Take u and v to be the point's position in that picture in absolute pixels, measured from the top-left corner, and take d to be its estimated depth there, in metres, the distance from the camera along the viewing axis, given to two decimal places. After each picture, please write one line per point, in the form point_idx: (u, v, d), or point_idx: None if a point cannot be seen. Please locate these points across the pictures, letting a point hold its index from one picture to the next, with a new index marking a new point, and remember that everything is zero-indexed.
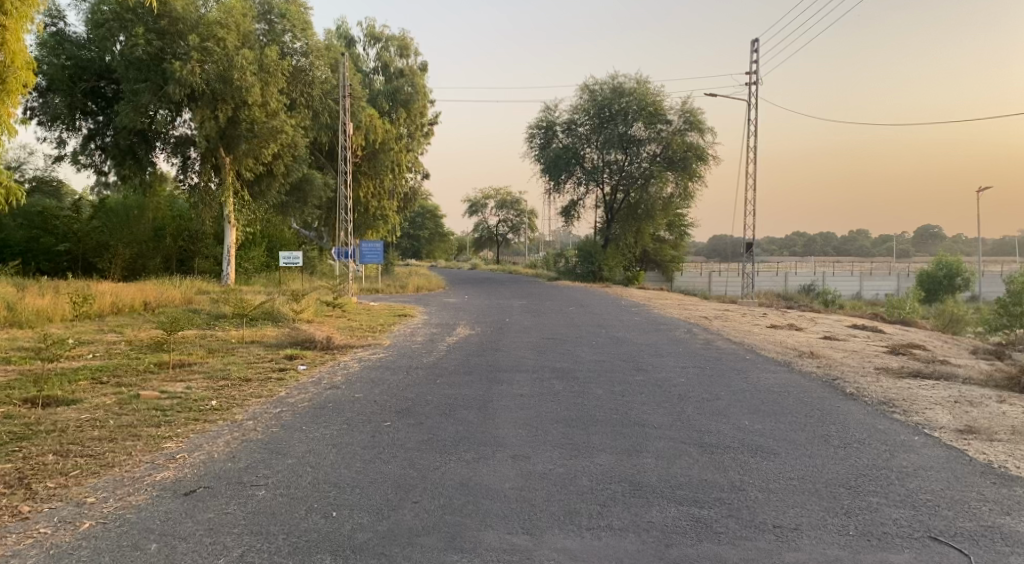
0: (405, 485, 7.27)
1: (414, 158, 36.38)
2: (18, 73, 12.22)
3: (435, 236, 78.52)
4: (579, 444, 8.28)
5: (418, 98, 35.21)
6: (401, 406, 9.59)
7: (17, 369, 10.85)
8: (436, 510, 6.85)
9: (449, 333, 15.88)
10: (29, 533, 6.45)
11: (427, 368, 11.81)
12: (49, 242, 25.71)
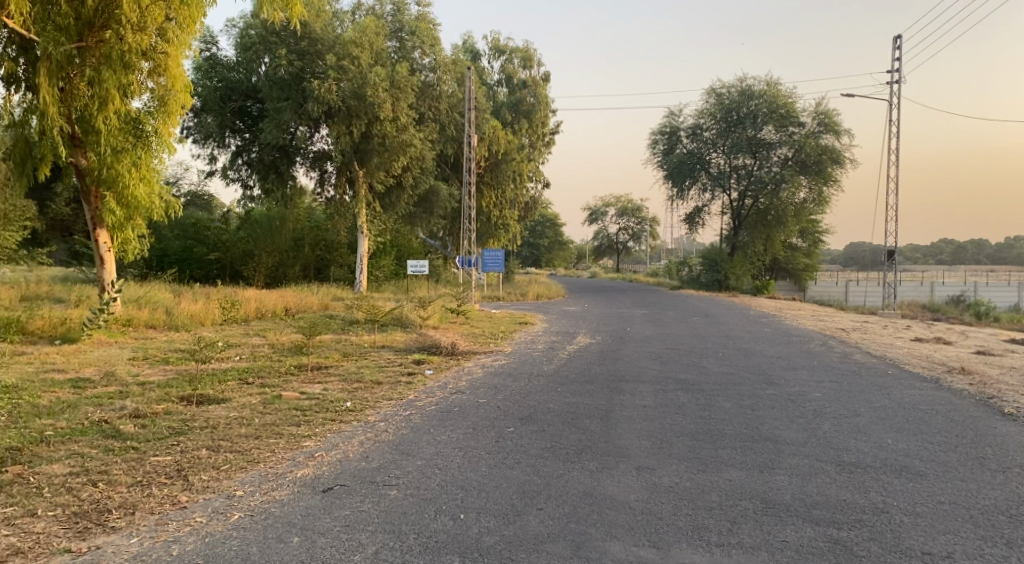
0: (530, 491, 7.48)
1: (535, 167, 36.77)
2: (178, 95, 14.20)
3: (555, 244, 79.15)
4: (707, 458, 8.28)
5: (541, 108, 35.68)
6: (524, 413, 9.84)
7: (174, 369, 11.73)
8: (562, 518, 7.02)
9: (571, 341, 16.07)
10: (188, 522, 7.01)
11: (549, 377, 12.03)
12: (201, 251, 27.68)
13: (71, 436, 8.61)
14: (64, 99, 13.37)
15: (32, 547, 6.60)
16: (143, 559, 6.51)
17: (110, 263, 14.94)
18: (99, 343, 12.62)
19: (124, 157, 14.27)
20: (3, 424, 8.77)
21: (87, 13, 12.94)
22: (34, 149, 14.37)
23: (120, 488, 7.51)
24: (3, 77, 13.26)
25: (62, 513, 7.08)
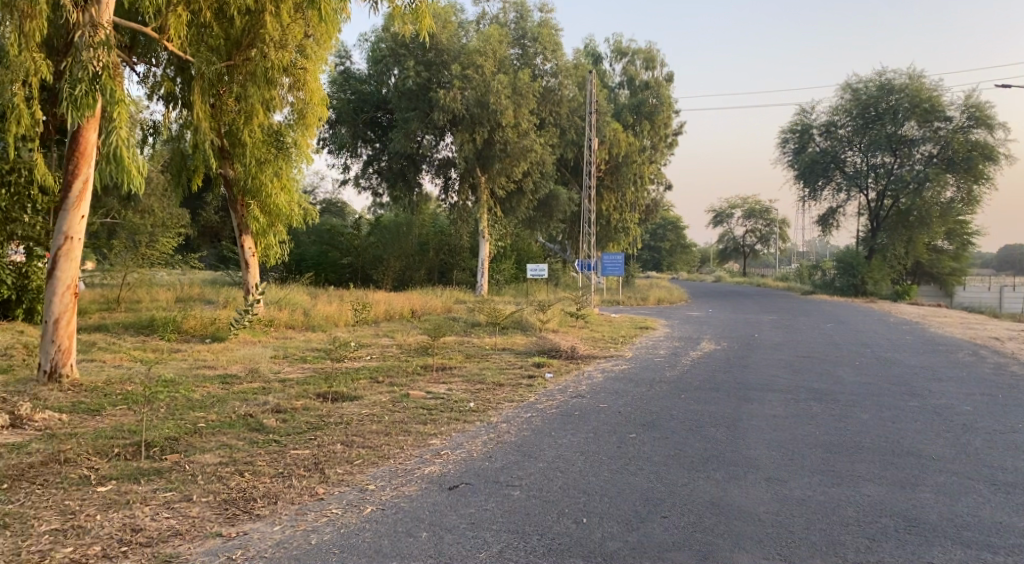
0: (653, 499, 7.59)
1: (657, 169, 36.52)
2: (315, 108, 15.02)
3: (677, 247, 78.28)
4: (842, 471, 8.18)
5: (664, 109, 35.28)
6: (647, 419, 9.94)
7: (311, 367, 12.39)
8: (686, 527, 7.11)
9: (695, 347, 15.99)
10: (325, 513, 7.36)
11: (671, 383, 12.05)
12: (335, 256, 29.10)
13: (221, 428, 9.24)
14: (215, 114, 14.53)
15: (189, 530, 7.00)
16: (286, 545, 6.84)
17: (254, 267, 16.04)
18: (245, 342, 13.46)
19: (267, 168, 15.27)
20: (163, 415, 9.55)
21: (235, 35, 13.70)
22: (188, 161, 15.50)
23: (264, 479, 7.98)
24: (162, 96, 14.50)
25: (213, 500, 7.52)
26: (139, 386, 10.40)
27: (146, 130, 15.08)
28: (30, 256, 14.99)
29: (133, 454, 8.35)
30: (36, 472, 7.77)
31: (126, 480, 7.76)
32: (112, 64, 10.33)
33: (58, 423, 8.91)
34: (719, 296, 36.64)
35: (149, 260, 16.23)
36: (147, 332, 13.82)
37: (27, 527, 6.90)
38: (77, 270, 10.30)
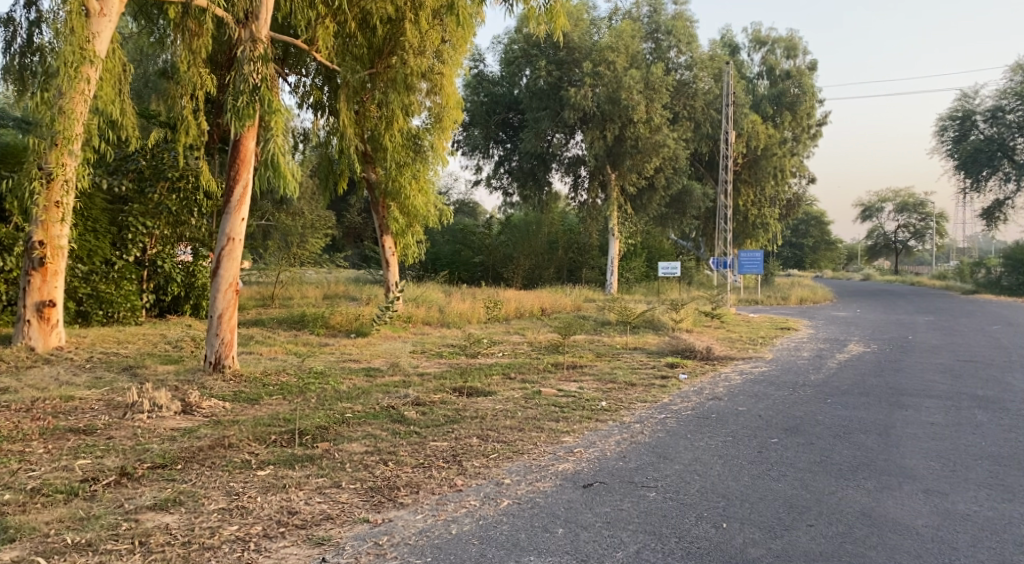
0: (798, 506, 7.53)
1: (799, 162, 35.37)
2: (450, 111, 15.61)
3: (821, 243, 75.66)
4: (1012, 486, 7.90)
5: (807, 99, 33.96)
6: (790, 423, 9.85)
7: (447, 362, 12.83)
8: (835, 537, 7.02)
9: (841, 349, 15.54)
10: (464, 504, 7.47)
11: (814, 387, 11.83)
12: (468, 255, 29.91)
13: (365, 419, 9.65)
14: (359, 120, 15.27)
15: (339, 514, 7.16)
16: (428, 533, 6.94)
17: (394, 266, 16.71)
18: (386, 337, 14.12)
19: (406, 171, 15.90)
20: (314, 405, 10.10)
21: (377, 43, 14.41)
22: (334, 166, 16.34)
23: (406, 468, 8.18)
24: (312, 105, 15.35)
25: (361, 487, 7.72)
26: (293, 377, 11.13)
27: (298, 138, 16.14)
28: (196, 256, 16.04)
29: (287, 441, 8.84)
30: (205, 455, 8.32)
31: (283, 465, 8.16)
32: (269, 76, 11.13)
33: (222, 411, 9.64)
34: (866, 296, 35.21)
35: (299, 260, 17.16)
36: (298, 327, 14.68)
37: (198, 505, 7.24)
38: (237, 269, 11.11)
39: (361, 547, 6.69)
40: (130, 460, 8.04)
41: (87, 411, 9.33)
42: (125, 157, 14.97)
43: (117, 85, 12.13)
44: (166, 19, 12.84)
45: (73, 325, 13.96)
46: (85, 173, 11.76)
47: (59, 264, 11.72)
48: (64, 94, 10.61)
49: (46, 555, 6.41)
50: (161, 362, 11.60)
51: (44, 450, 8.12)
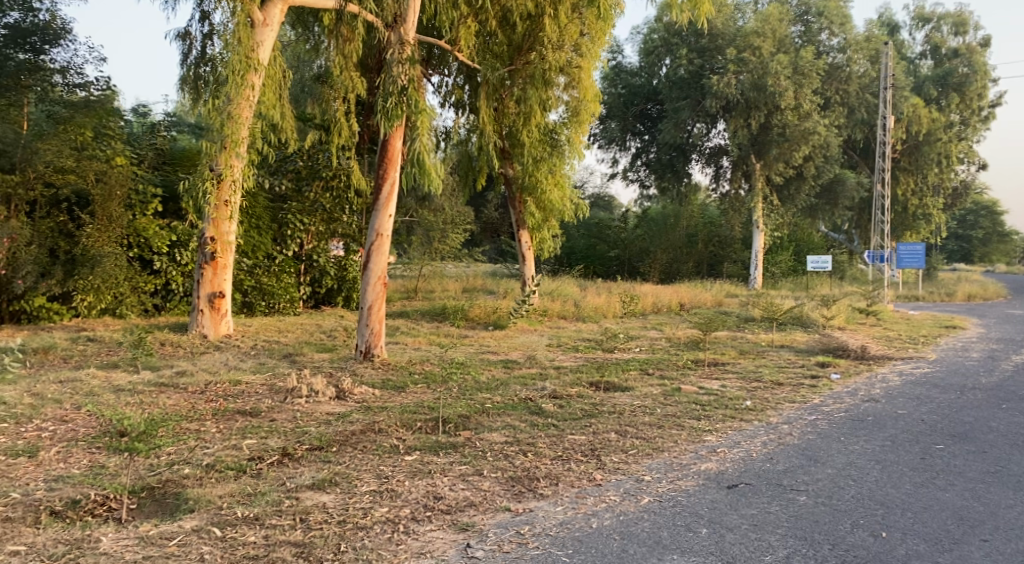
0: (969, 520, 7.30)
1: (968, 147, 33.33)
2: (589, 105, 15.73)
3: (991, 236, 70.91)
4: None
5: (977, 78, 31.94)
6: (957, 430, 9.51)
7: (583, 356, 13.04)
8: (1013, 555, 6.77)
9: (1016, 351, 14.72)
10: (604, 498, 7.65)
11: (984, 391, 11.33)
12: (603, 248, 30.05)
13: (504, 410, 9.98)
14: (497, 117, 15.61)
15: (482, 502, 7.50)
16: (569, 526, 7.15)
17: (530, 260, 17.00)
18: (523, 330, 14.50)
19: (543, 166, 16.11)
20: (456, 394, 10.53)
21: (517, 39, 14.96)
22: (474, 162, 16.80)
23: (546, 460, 8.45)
24: (454, 104, 15.97)
25: (501, 476, 8.04)
26: (437, 367, 11.65)
27: (440, 136, 16.70)
28: (347, 250, 16.83)
29: (432, 428, 9.28)
30: (357, 438, 8.87)
31: (428, 452, 8.60)
32: (415, 78, 11.66)
33: (372, 397, 10.23)
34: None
35: (441, 254, 18.88)
36: (440, 319, 15.28)
37: (351, 486, 7.74)
38: (386, 264, 11.73)
39: (504, 535, 6.95)
40: (290, 442, 8.66)
41: (252, 395, 10.11)
42: (285, 158, 16.03)
43: (278, 90, 13.10)
44: (320, 25, 13.75)
45: (239, 315, 15.05)
46: (251, 174, 12.69)
47: (229, 258, 12.75)
48: (231, 100, 11.71)
49: (221, 525, 6.85)
50: (317, 350, 12.40)
51: (216, 429, 8.88)
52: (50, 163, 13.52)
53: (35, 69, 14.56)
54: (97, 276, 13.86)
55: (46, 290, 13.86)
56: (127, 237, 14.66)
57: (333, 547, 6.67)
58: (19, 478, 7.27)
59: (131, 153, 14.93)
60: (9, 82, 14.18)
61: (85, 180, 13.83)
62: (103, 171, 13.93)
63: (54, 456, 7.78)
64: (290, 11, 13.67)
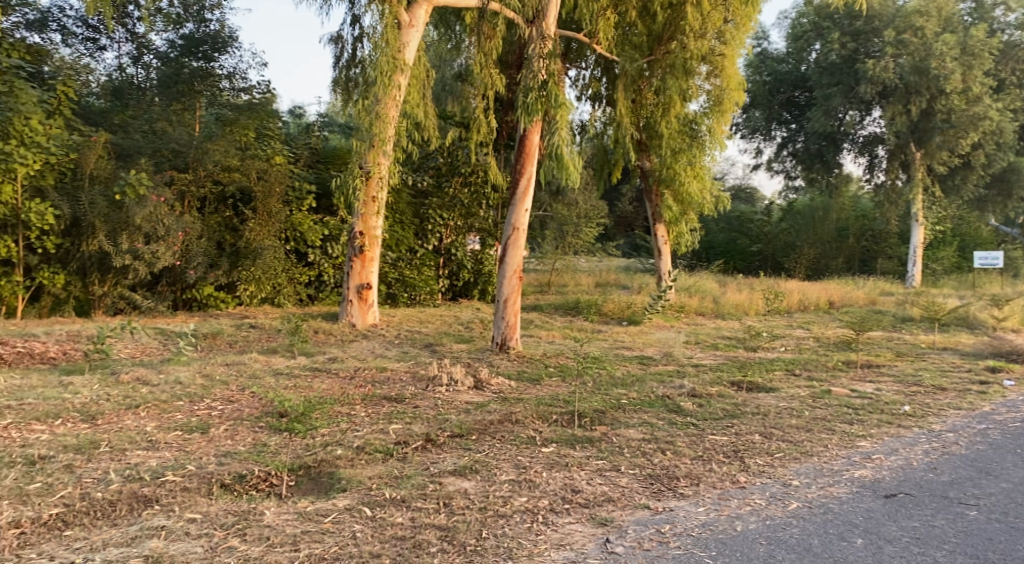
0: None
1: None
2: (732, 93, 15.51)
3: None
4: None
5: None
6: None
7: (723, 354, 12.90)
8: None
9: None
10: (748, 501, 7.61)
11: None
12: (745, 243, 29.48)
13: (642, 406, 10.02)
14: (635, 109, 15.90)
15: (620, 498, 7.62)
16: (712, 527, 7.16)
17: (667, 254, 16.92)
18: (659, 326, 14.45)
19: (681, 158, 15.95)
20: (591, 389, 10.65)
21: (657, 30, 15.25)
22: (610, 156, 16.91)
23: (686, 459, 8.47)
24: (590, 97, 16.42)
25: (640, 473, 8.13)
26: (571, 361, 11.83)
27: (576, 131, 17.00)
28: (484, 244, 17.26)
29: (568, 422, 9.45)
30: (495, 428, 9.15)
31: (565, 444, 8.78)
32: (555, 72, 11.94)
33: (509, 388, 10.50)
34: None
35: (574, 248, 19.16)
36: (573, 312, 15.48)
37: (491, 474, 8.00)
38: (521, 257, 11.93)
39: (644, 532, 7.05)
40: (433, 428, 9.03)
41: (397, 382, 10.58)
42: (427, 155, 16.54)
43: (422, 89, 13.60)
44: (462, 24, 14.23)
45: (384, 305, 15.80)
46: (397, 170, 13.21)
47: (375, 251, 13.34)
48: (379, 101, 12.22)
49: (371, 506, 7.23)
50: (455, 340, 12.81)
51: (365, 413, 9.37)
52: (218, 162, 14.52)
53: (205, 76, 16.34)
54: (258, 268, 14.89)
55: (214, 279, 14.93)
56: (284, 231, 15.58)
57: (475, 533, 6.93)
58: (193, 452, 7.91)
59: (289, 152, 15.81)
60: (183, 88, 16.07)
61: (248, 178, 14.77)
62: (263, 170, 14.86)
63: (222, 432, 8.43)
64: (433, 13, 14.32)
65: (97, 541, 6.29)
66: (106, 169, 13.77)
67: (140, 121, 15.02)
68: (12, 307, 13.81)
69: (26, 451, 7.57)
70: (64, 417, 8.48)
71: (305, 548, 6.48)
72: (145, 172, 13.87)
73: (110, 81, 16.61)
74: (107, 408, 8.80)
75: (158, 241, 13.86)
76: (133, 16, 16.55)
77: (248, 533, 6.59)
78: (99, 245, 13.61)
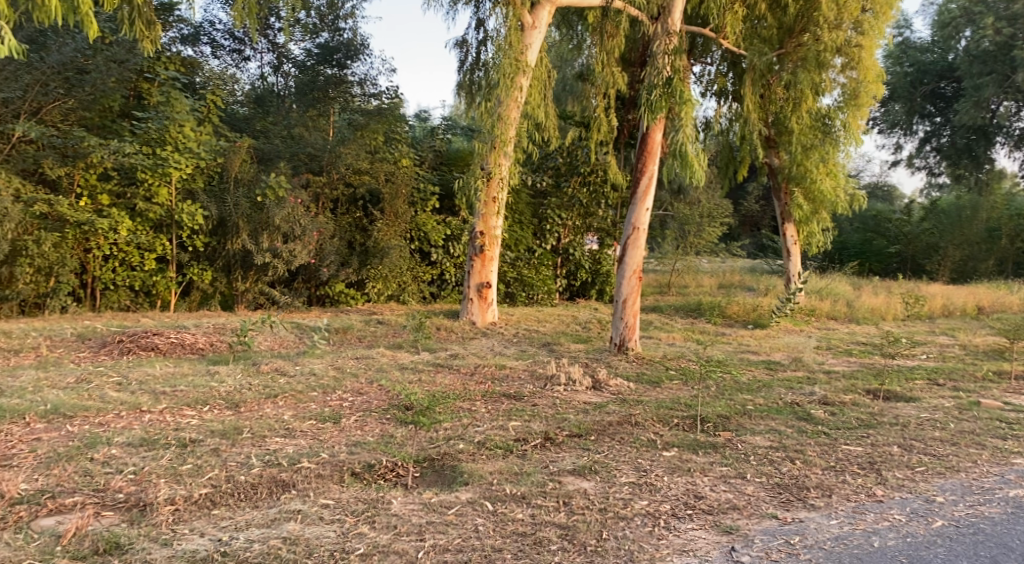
0: None
1: None
2: (869, 86, 15.04)
3: None
4: None
5: None
6: None
7: (857, 361, 12.44)
8: None
9: None
10: (886, 516, 7.36)
11: None
12: (881, 244, 27.56)
13: (769, 413, 9.81)
14: (763, 104, 15.61)
15: (746, 506, 7.50)
16: (845, 541, 6.97)
17: (796, 255, 16.39)
18: (787, 330, 14.09)
19: (813, 154, 15.49)
20: (715, 393, 10.49)
21: (788, 22, 14.98)
22: (736, 153, 16.65)
23: (816, 469, 8.25)
24: (716, 93, 16.17)
25: (767, 481, 7.99)
26: (694, 364, 11.69)
27: (700, 128, 16.75)
28: (601, 245, 17.34)
29: (690, 426, 9.36)
30: (614, 429, 9.16)
31: (687, 449, 8.70)
32: (680, 68, 11.89)
33: (627, 390, 10.48)
34: None
35: (696, 248, 18.93)
36: (695, 314, 15.31)
37: (611, 476, 8.02)
38: (641, 257, 11.85)
39: (772, 543, 6.93)
40: (552, 427, 9.12)
41: (516, 379, 10.73)
42: (546, 155, 16.68)
43: (544, 89, 13.75)
44: (585, 24, 14.30)
45: (502, 304, 16.04)
46: (518, 170, 13.40)
47: (495, 251, 13.53)
48: (502, 103, 12.47)
49: (493, 500, 7.39)
50: (573, 340, 12.86)
51: (485, 409, 9.55)
52: (350, 165, 15.17)
53: (338, 83, 16.99)
54: (385, 266, 15.43)
55: (345, 277, 15.50)
56: (409, 231, 16.06)
57: (596, 533, 6.98)
58: (327, 440, 8.26)
59: (415, 154, 16.35)
60: (318, 95, 16.86)
61: (377, 180, 15.41)
62: (391, 171, 15.48)
63: (353, 423, 8.77)
64: (555, 13, 14.39)
65: (242, 521, 6.66)
66: (249, 172, 14.54)
67: (279, 127, 15.89)
68: (166, 301, 14.74)
69: (178, 434, 8.10)
70: (211, 404, 9.02)
71: (430, 539, 6.68)
72: (283, 175, 14.63)
73: (252, 89, 17.69)
74: (248, 396, 9.30)
75: (294, 241, 14.56)
76: (274, 27, 17.42)
77: (377, 521, 6.85)
78: (243, 244, 14.37)
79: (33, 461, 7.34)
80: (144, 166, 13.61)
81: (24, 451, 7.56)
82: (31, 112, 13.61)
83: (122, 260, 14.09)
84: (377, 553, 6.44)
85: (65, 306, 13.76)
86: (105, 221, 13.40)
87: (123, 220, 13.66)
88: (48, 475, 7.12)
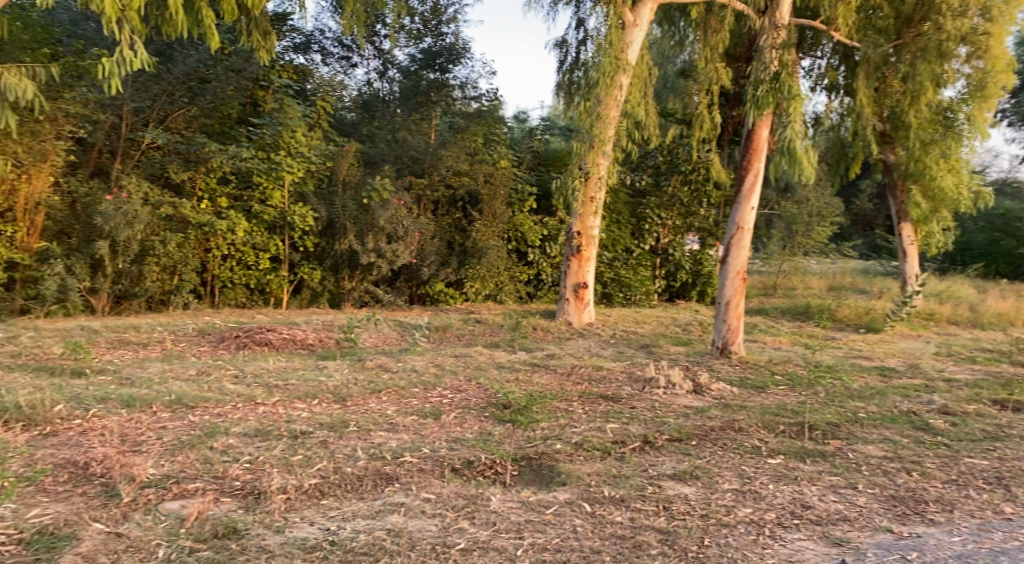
0: None
1: None
2: (997, 76, 14.30)
3: None
4: None
5: None
6: None
7: (981, 368, 11.78)
8: None
9: None
10: (1015, 536, 6.93)
11: None
12: (1009, 244, 26.25)
13: (883, 422, 9.40)
14: (878, 98, 15.15)
15: (858, 518, 7.19)
16: (969, 559, 6.60)
17: (913, 257, 15.67)
18: (903, 335, 13.51)
19: (933, 150, 14.89)
20: (824, 400, 10.14)
21: (907, 11, 14.50)
22: (847, 149, 16.15)
23: (936, 483, 7.85)
24: (826, 88, 15.83)
25: (881, 493, 7.64)
26: (801, 369, 11.34)
27: (810, 124, 16.47)
28: (702, 245, 16.97)
29: (797, 433, 9.04)
30: (717, 434, 8.93)
31: (794, 457, 8.41)
32: (789, 63, 11.54)
33: (730, 394, 10.22)
34: None
35: (803, 248, 18.40)
36: (803, 318, 14.86)
37: (713, 482, 7.81)
38: (746, 257, 11.48)
39: (886, 557, 6.62)
40: (651, 430, 8.95)
41: (613, 381, 10.60)
42: (646, 154, 16.48)
43: (645, 88, 13.59)
44: (686, 20, 14.09)
45: (599, 304, 16.03)
46: (616, 170, 13.27)
47: (593, 251, 13.41)
48: (602, 102, 12.38)
49: (590, 501, 7.29)
50: (673, 343, 12.59)
51: (583, 411, 9.45)
52: (450, 167, 15.40)
53: (440, 86, 17.02)
54: (483, 266, 15.56)
55: (445, 276, 15.66)
56: (508, 231, 16.11)
57: (697, 539, 6.80)
58: (428, 436, 8.34)
59: (513, 156, 16.41)
60: (422, 99, 16.95)
61: (476, 181, 15.54)
62: (491, 173, 15.55)
63: (453, 420, 8.81)
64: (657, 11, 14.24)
65: (349, 512, 6.76)
66: (355, 176, 14.89)
67: (385, 131, 16.12)
68: (279, 298, 15.19)
69: (290, 426, 8.30)
70: (320, 398, 9.22)
71: (528, 537, 6.63)
72: (387, 178, 14.88)
73: (359, 94, 17.72)
74: (354, 391, 9.47)
75: (397, 241, 14.80)
76: (381, 34, 17.71)
77: (476, 517, 6.85)
78: (349, 245, 14.71)
79: (159, 448, 7.62)
80: (259, 170, 14.10)
81: (151, 438, 7.85)
82: (160, 120, 14.37)
83: (239, 259, 14.58)
84: (478, 548, 6.41)
85: (187, 302, 14.32)
86: (224, 222, 13.88)
87: (240, 221, 14.08)
88: (172, 461, 7.36)
